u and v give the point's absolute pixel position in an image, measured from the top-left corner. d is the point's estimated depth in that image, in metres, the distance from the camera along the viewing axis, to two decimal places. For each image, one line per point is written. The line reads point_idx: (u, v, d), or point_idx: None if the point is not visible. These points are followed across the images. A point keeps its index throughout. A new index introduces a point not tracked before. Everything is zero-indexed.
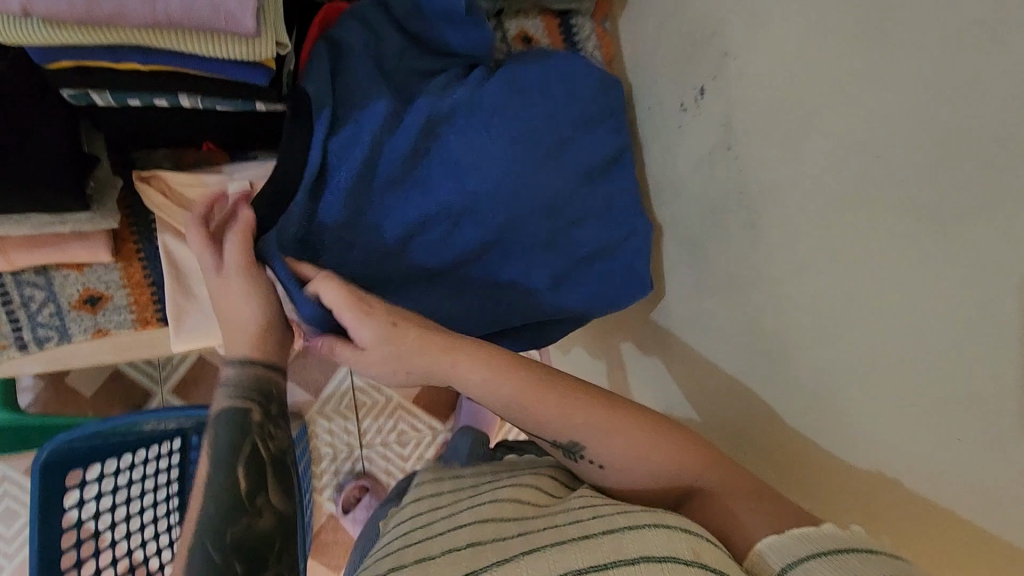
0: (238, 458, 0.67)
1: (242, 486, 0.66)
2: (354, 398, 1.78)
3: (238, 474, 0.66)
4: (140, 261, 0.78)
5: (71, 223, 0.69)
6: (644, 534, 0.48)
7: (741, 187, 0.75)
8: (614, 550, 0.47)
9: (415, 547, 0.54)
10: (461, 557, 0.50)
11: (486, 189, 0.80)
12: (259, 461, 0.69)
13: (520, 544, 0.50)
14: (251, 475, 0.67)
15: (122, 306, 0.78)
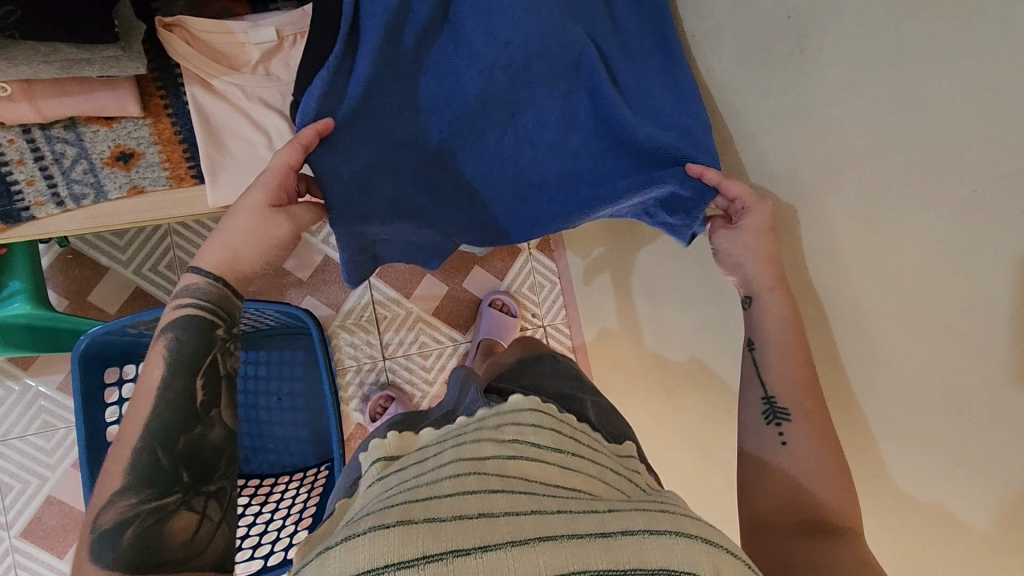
0: (207, 372, 0.63)
1: (201, 407, 0.62)
2: (375, 311, 1.82)
3: (197, 390, 0.62)
4: (169, 118, 0.76)
5: (98, 63, 0.67)
6: (670, 538, 0.42)
7: (786, 10, 0.69)
8: (636, 555, 0.41)
9: (419, 503, 0.45)
10: (469, 528, 0.42)
11: (519, 40, 0.73)
12: (218, 376, 0.64)
13: (534, 524, 0.42)
14: (209, 387, 0.63)
15: (155, 163, 0.77)
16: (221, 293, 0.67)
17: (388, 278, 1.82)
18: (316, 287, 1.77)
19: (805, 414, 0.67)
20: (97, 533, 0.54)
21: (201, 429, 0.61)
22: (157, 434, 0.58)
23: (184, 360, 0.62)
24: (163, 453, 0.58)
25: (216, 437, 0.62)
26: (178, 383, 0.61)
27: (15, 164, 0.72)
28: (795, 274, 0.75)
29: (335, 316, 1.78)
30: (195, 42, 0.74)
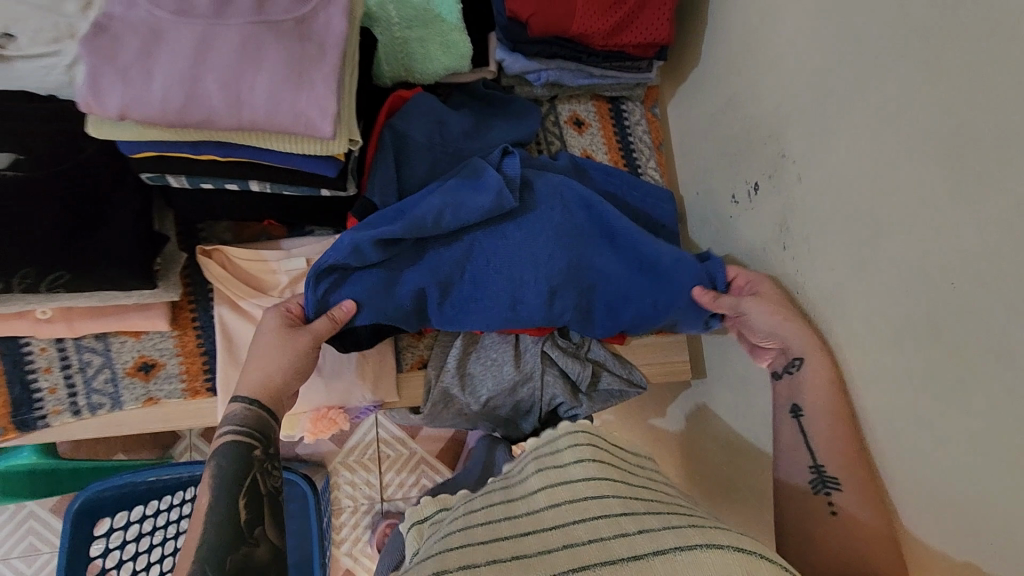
0: (248, 491, 0.63)
1: (244, 526, 0.60)
2: (378, 450, 1.79)
3: (240, 508, 0.61)
4: (195, 332, 0.80)
5: (136, 295, 0.70)
6: (702, 549, 0.44)
7: (795, 286, 0.73)
8: (668, 574, 0.43)
9: (455, 553, 0.51)
10: (502, 573, 0.46)
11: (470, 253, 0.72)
12: (259, 496, 0.63)
13: (565, 560, 0.47)
14: (251, 504, 0.62)
15: (173, 374, 0.79)
16: (256, 414, 0.67)
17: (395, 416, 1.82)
18: None
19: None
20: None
21: (246, 548, 0.59)
22: (207, 559, 0.56)
23: (227, 504, 0.61)
24: (211, 573, 0.55)
25: (262, 556, 0.60)
26: (221, 507, 0.60)
27: (42, 372, 0.75)
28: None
29: (338, 452, 1.77)
30: (230, 266, 0.79)
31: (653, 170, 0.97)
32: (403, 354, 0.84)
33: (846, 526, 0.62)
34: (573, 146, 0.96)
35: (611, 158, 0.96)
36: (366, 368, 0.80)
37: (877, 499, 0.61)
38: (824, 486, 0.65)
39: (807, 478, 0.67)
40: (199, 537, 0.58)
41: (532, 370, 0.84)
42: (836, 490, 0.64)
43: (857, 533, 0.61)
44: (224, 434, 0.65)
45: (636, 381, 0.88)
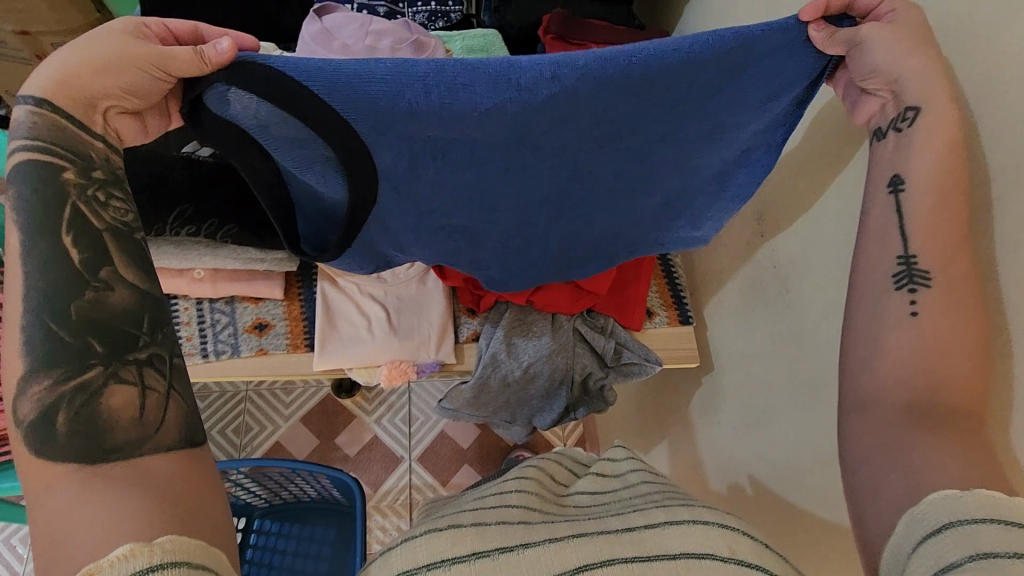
0: (76, 227, 0.55)
1: (84, 268, 0.54)
2: (410, 496, 1.86)
3: (71, 249, 0.54)
4: (299, 300, 1.02)
5: (268, 260, 0.95)
6: (688, 524, 0.62)
7: (774, 263, 0.96)
8: (658, 545, 0.59)
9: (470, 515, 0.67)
10: (511, 534, 0.63)
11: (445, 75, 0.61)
12: (91, 229, 0.56)
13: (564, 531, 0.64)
14: (84, 243, 0.55)
15: (281, 332, 1.00)
16: (53, 122, 0.58)
17: (428, 464, 1.91)
18: (360, 465, 1.88)
19: (916, 405, 0.58)
20: (28, 428, 0.48)
21: (96, 291, 0.54)
22: (46, 307, 0.51)
23: (48, 242, 0.54)
24: (54, 323, 0.51)
25: (119, 300, 0.55)
26: (43, 246, 0.53)
27: (183, 324, 0.97)
28: (817, 468, 0.85)
29: (372, 496, 1.84)
30: None
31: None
32: (460, 327, 1.05)
33: (926, 324, 0.62)
34: None
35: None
36: (433, 331, 1.00)
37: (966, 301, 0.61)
38: (910, 281, 0.65)
39: (892, 270, 0.66)
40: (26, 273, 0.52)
41: (565, 341, 1.02)
42: (924, 285, 0.64)
43: (934, 330, 0.61)
44: (17, 152, 0.56)
45: (653, 360, 1.04)
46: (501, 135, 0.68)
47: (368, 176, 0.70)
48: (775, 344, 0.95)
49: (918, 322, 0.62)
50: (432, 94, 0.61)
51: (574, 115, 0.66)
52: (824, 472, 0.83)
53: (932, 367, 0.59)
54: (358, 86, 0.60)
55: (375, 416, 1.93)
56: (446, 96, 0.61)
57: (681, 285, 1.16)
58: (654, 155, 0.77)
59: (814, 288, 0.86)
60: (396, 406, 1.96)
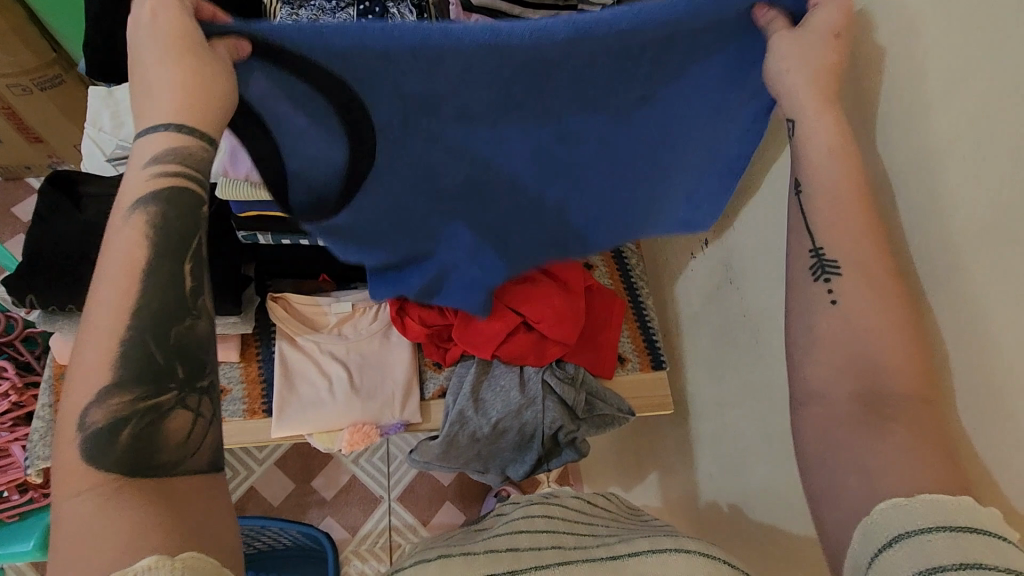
0: (193, 260, 0.53)
1: (187, 293, 0.51)
2: (391, 539, 1.81)
3: (185, 274, 0.52)
4: (257, 362, 0.98)
5: (220, 325, 0.92)
6: (670, 555, 0.55)
7: (743, 310, 0.93)
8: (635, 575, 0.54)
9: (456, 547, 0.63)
10: (499, 558, 0.59)
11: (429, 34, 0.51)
12: (200, 266, 0.53)
13: (550, 556, 0.60)
14: (196, 273, 0.53)
15: (237, 397, 0.96)
16: (183, 151, 0.53)
17: (408, 503, 1.86)
18: (338, 508, 1.83)
19: (862, 398, 0.53)
20: (85, 433, 0.46)
21: (189, 321, 0.51)
22: (149, 329, 0.49)
23: (171, 265, 0.51)
24: (155, 346, 0.49)
25: (206, 329, 0.52)
26: (163, 269, 0.50)
27: None
28: (792, 526, 0.82)
29: (351, 540, 1.79)
30: (291, 308, 0.99)
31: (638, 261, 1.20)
32: (426, 384, 1.02)
33: (853, 316, 0.56)
34: None
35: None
36: (396, 391, 0.97)
37: (885, 284, 0.56)
38: (822, 272, 0.59)
39: (806, 266, 0.60)
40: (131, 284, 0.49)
41: (535, 395, 0.99)
42: (837, 275, 0.58)
43: (860, 322, 0.55)
44: (146, 172, 0.52)
45: (625, 410, 1.02)
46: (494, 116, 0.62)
47: (369, 151, 0.66)
48: (746, 394, 0.93)
49: (839, 316, 0.57)
50: (415, 52, 0.52)
51: (568, 91, 0.60)
52: (799, 531, 0.81)
53: (864, 362, 0.54)
54: (341, 73, 0.54)
55: (352, 456, 1.88)
56: (428, 54, 0.52)
57: (653, 328, 1.13)
58: (677, 106, 0.67)
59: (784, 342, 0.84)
60: (373, 444, 1.91)
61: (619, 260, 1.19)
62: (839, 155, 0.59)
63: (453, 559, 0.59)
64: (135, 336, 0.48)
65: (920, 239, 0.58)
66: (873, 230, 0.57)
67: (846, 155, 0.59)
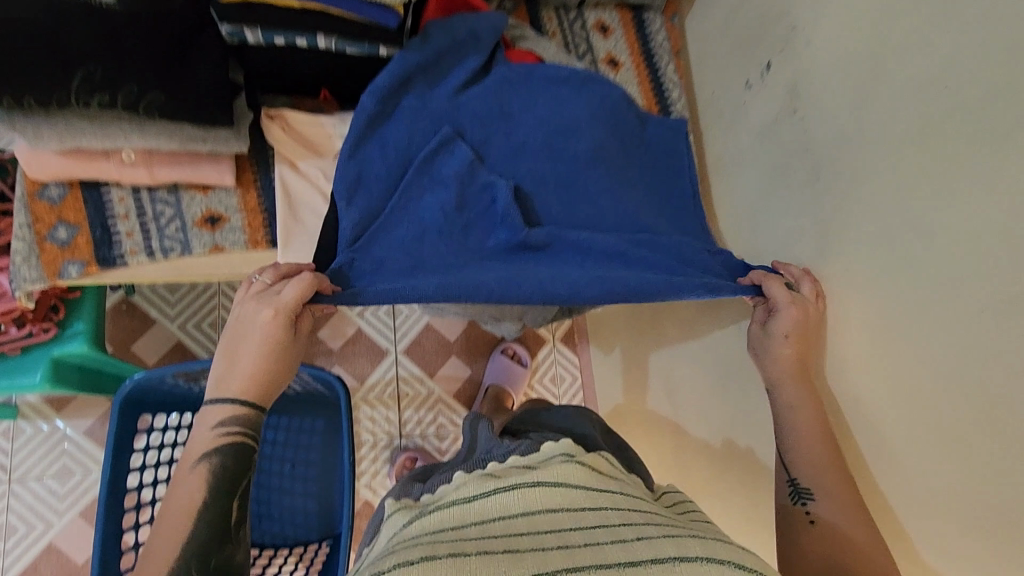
0: (240, 498, 0.73)
1: (234, 522, 0.71)
2: (398, 388, 1.86)
3: (233, 508, 0.72)
4: (256, 189, 0.88)
5: (212, 141, 0.79)
6: (702, 563, 0.58)
7: (805, 144, 0.82)
8: (663, 570, 0.58)
9: (449, 544, 0.63)
10: (493, 561, 0.59)
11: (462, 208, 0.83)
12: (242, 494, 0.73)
13: (563, 557, 0.60)
14: (243, 505, 0.73)
15: (237, 227, 0.87)
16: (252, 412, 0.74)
17: (414, 356, 1.88)
18: (344, 357, 1.84)
19: (840, 495, 0.72)
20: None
21: (230, 549, 0.70)
22: (199, 552, 0.67)
23: (222, 504, 0.71)
24: (197, 569, 0.67)
25: (239, 557, 0.71)
26: (217, 506, 0.70)
27: (119, 219, 0.83)
28: (831, 371, 0.79)
29: (359, 389, 1.83)
30: (290, 129, 0.87)
31: (681, 97, 1.06)
32: None
33: (825, 504, 0.72)
34: (599, 48, 1.05)
35: (637, 72, 1.05)
36: None
37: (829, 440, 0.75)
38: (800, 497, 0.76)
39: (786, 491, 0.78)
40: (200, 503, 0.69)
41: None
42: (811, 500, 0.74)
43: (837, 499, 0.72)
44: (214, 436, 0.72)
45: None
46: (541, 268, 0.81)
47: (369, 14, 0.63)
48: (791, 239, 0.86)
49: (795, 407, 0.77)
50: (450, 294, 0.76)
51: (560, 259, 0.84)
52: (836, 378, 0.78)
53: (841, 509, 0.71)
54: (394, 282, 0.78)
55: (357, 309, 1.86)
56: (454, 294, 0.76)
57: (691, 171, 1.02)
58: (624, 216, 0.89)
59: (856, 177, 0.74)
60: (377, 299, 1.88)
61: (659, 93, 1.05)
62: (795, 330, 0.77)
63: (442, 562, 0.58)
64: (216, 494, 0.71)
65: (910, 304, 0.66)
66: (802, 342, 0.78)
67: (817, 408, 0.76)
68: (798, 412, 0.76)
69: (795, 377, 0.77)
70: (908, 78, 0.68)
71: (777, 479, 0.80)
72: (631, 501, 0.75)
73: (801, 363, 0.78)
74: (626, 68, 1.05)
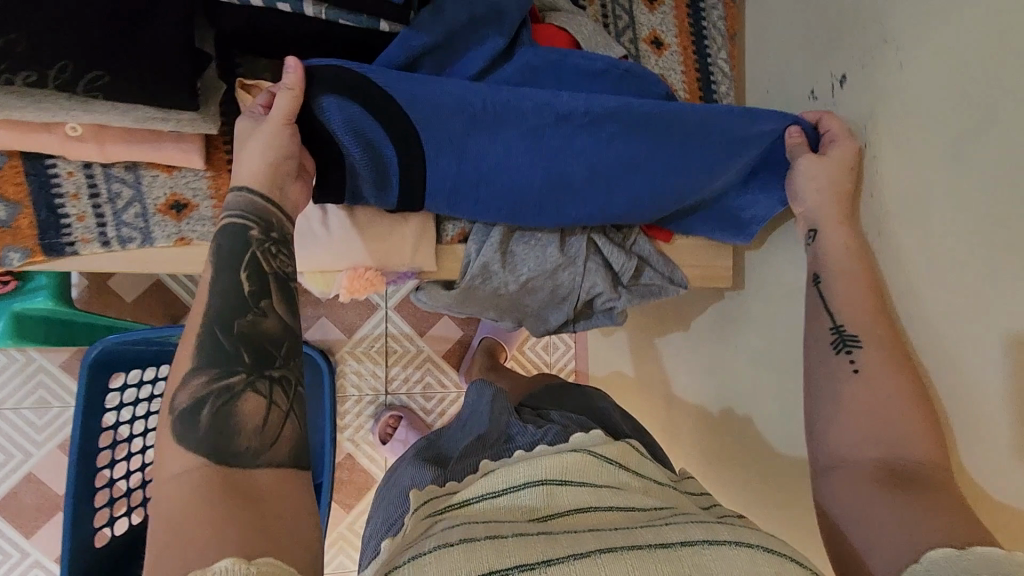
0: (251, 269, 0.61)
1: (249, 296, 0.60)
2: (386, 344, 1.80)
3: (242, 282, 0.60)
4: (229, 173, 0.76)
5: (173, 121, 0.66)
6: (731, 548, 0.56)
7: None
8: (698, 563, 0.55)
9: (481, 527, 0.59)
10: (531, 545, 0.56)
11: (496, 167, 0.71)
12: (264, 270, 0.62)
13: (594, 541, 0.57)
14: (256, 278, 0.61)
15: (207, 217, 0.76)
16: (259, 202, 0.63)
17: (405, 313, 1.81)
18: (332, 309, 1.76)
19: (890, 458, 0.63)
20: (177, 414, 0.54)
21: (253, 317, 0.59)
22: (218, 322, 0.58)
23: (231, 276, 0.60)
24: (222, 333, 0.58)
25: (270, 327, 0.60)
26: (228, 276, 0.60)
27: (68, 198, 0.72)
28: None
29: (346, 341, 1.77)
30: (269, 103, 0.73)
31: (730, 92, 0.91)
32: (444, 224, 0.81)
33: (867, 381, 0.68)
34: (642, 23, 0.89)
35: (683, 57, 0.89)
36: (405, 233, 0.78)
37: (897, 359, 0.67)
38: (844, 345, 0.71)
39: (829, 341, 0.73)
40: (205, 309, 0.59)
41: (576, 255, 0.82)
42: (856, 347, 0.70)
43: (878, 387, 0.67)
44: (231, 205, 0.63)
45: (677, 281, 0.87)
46: (557, 142, 0.71)
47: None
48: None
49: (842, 295, 0.72)
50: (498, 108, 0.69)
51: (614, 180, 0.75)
52: None
53: (874, 430, 0.65)
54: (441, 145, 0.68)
55: None
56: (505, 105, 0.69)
57: None
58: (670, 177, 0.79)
59: (940, 239, 0.65)
60: None
61: (705, 85, 0.90)
62: (851, 250, 0.74)
63: (479, 547, 0.55)
64: (221, 271, 0.61)
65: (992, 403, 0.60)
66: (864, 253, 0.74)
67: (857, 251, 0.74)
68: (834, 316, 0.73)
69: (838, 224, 0.75)
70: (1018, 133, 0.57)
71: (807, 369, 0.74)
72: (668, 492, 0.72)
73: (858, 246, 0.74)
74: (671, 50, 0.89)
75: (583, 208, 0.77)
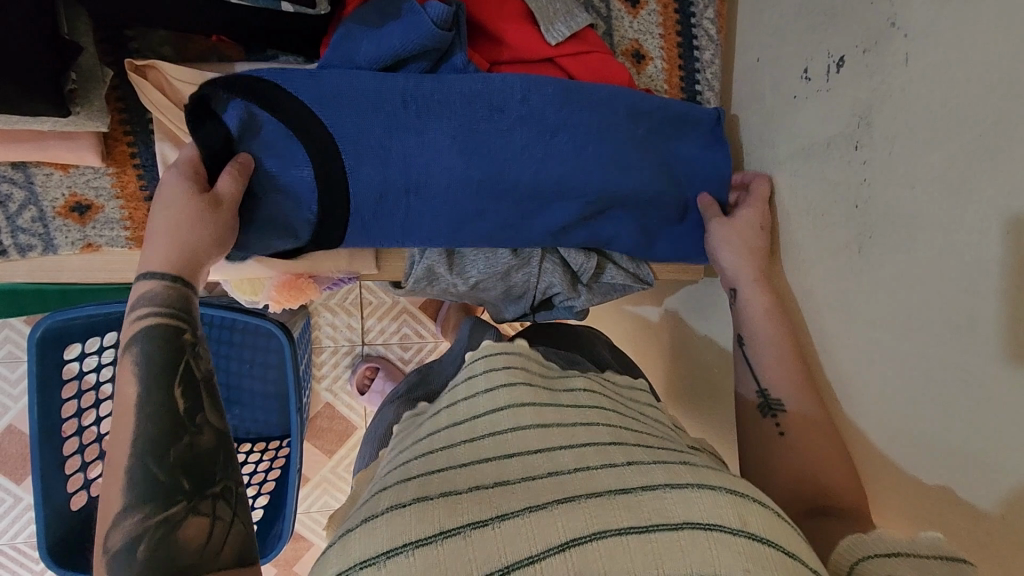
0: (182, 382, 0.53)
1: (183, 415, 0.51)
2: (361, 295, 1.65)
3: (175, 399, 0.52)
4: (134, 169, 0.67)
5: (50, 123, 0.57)
6: (692, 489, 0.42)
7: (856, 199, 0.63)
8: (657, 511, 0.41)
9: (436, 475, 0.47)
10: (486, 500, 0.43)
11: (429, 165, 0.63)
12: (195, 383, 0.54)
13: (552, 487, 0.44)
14: (188, 394, 0.53)
15: (114, 220, 0.68)
16: (181, 293, 0.57)
17: None
18: None
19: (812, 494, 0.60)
20: (109, 558, 0.45)
21: (188, 438, 0.51)
22: (146, 454, 0.49)
23: (158, 395, 0.51)
24: (155, 466, 0.48)
25: (208, 443, 0.52)
26: (152, 395, 0.51)
27: None
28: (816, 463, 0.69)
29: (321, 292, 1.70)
30: (169, 89, 0.63)
31: (715, 58, 0.79)
32: None
33: (796, 444, 0.64)
34: None
35: (663, 17, 0.78)
36: None
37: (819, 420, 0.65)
38: (769, 409, 0.68)
39: (754, 404, 0.70)
40: (131, 434, 0.49)
41: (530, 256, 0.75)
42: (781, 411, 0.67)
43: (806, 450, 0.63)
44: (142, 318, 0.54)
45: (643, 275, 0.81)
46: (490, 109, 0.63)
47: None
48: (804, 295, 0.71)
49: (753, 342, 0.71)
50: (410, 104, 0.61)
51: (560, 133, 0.65)
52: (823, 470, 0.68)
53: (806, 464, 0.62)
54: (351, 139, 0.61)
55: None
56: (424, 109, 0.62)
57: None
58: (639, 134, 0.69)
59: (896, 273, 0.58)
60: None
61: (686, 51, 0.79)
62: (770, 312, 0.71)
63: (427, 507, 0.43)
64: (149, 386, 0.52)
65: (936, 456, 0.55)
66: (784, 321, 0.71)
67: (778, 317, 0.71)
68: (761, 379, 0.70)
69: (752, 282, 0.73)
70: (997, 169, 0.49)
71: (738, 405, 0.72)
72: (655, 426, 0.58)
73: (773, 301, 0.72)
74: (650, 9, 0.78)
75: (524, 233, 0.69)
